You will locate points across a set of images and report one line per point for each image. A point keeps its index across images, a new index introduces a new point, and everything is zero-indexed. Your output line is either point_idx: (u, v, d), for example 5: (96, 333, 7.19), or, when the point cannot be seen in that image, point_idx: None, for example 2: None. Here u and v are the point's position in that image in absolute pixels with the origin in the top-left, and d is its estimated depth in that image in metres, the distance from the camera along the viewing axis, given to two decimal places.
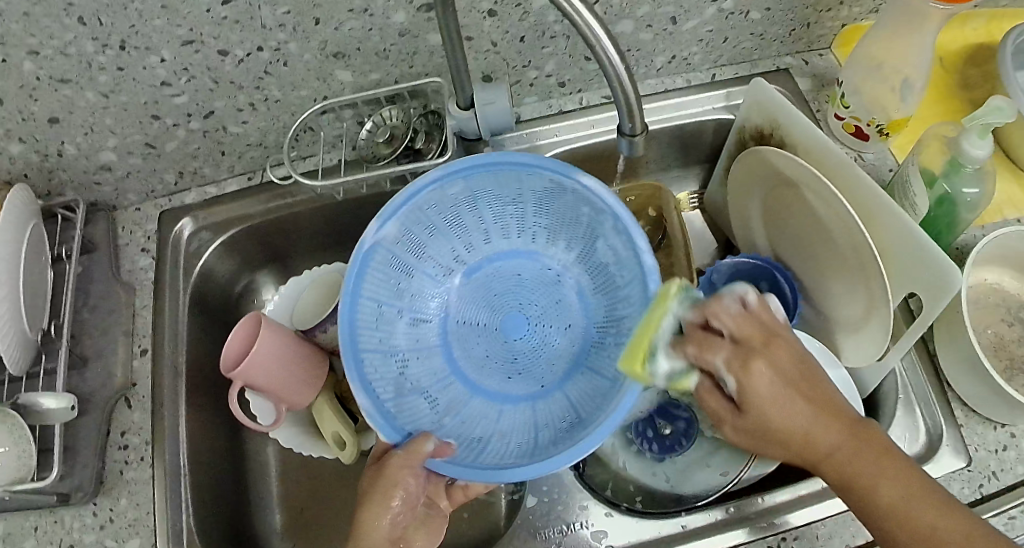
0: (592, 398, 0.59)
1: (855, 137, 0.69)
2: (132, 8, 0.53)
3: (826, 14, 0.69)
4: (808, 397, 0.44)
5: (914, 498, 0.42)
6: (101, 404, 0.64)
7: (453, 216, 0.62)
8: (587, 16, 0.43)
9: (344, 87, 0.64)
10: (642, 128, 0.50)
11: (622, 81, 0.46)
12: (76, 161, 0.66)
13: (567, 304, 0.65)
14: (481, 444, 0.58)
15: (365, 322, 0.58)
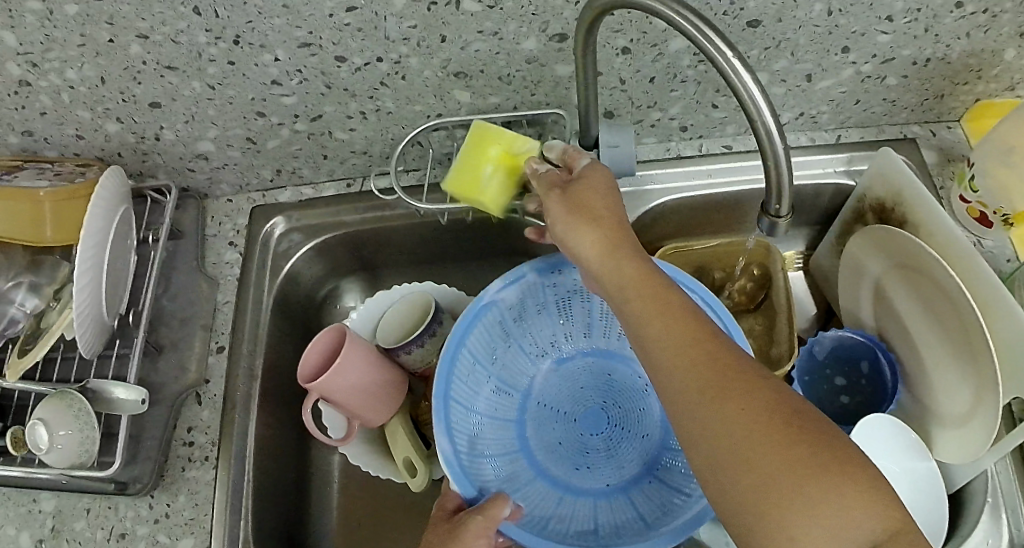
0: (658, 508, 0.61)
1: (979, 223, 0.66)
2: (252, 4, 0.52)
3: (962, 87, 0.66)
4: (671, 304, 0.42)
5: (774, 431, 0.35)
6: (171, 398, 0.63)
7: (563, 303, 0.67)
8: (755, 91, 0.42)
9: (461, 107, 0.62)
10: (788, 212, 0.46)
11: (781, 169, 0.44)
12: (173, 147, 0.65)
13: (641, 412, 0.67)
14: (537, 519, 0.60)
15: (463, 373, 0.63)
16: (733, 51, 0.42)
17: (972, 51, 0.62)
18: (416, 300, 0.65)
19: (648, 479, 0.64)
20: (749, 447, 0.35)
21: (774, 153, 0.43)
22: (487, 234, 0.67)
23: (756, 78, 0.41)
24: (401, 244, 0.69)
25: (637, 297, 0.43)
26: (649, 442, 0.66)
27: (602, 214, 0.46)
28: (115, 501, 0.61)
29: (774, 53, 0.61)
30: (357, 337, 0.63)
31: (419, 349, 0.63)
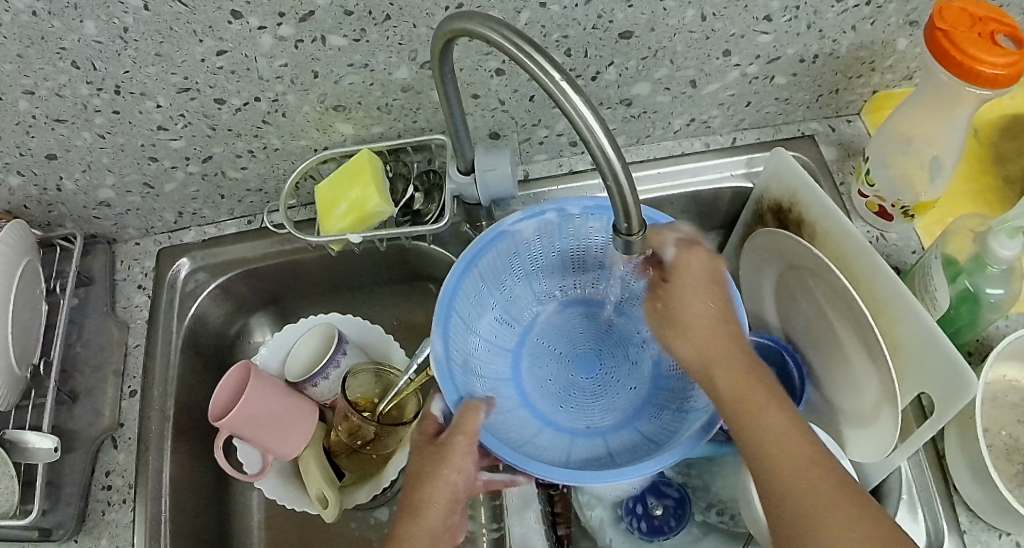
0: (633, 451, 0.59)
1: (879, 217, 0.65)
2: (126, 54, 0.53)
3: (857, 80, 0.66)
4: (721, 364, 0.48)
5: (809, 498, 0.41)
6: (87, 443, 0.63)
7: (583, 249, 0.66)
8: (587, 113, 0.39)
9: (346, 139, 0.63)
10: (641, 229, 0.44)
11: (622, 189, 0.41)
12: (75, 196, 0.66)
13: (641, 367, 0.66)
14: (515, 438, 0.58)
15: (468, 296, 0.61)
16: (562, 73, 0.39)
17: (859, 44, 0.61)
18: (322, 332, 0.67)
19: (631, 427, 0.62)
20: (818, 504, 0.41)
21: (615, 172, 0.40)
22: (388, 261, 0.69)
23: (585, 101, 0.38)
24: (312, 275, 0.70)
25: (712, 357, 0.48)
26: (642, 392, 0.64)
27: (688, 317, 0.50)
28: None
29: (652, 62, 0.60)
30: (265, 374, 0.64)
31: (325, 382, 0.65)
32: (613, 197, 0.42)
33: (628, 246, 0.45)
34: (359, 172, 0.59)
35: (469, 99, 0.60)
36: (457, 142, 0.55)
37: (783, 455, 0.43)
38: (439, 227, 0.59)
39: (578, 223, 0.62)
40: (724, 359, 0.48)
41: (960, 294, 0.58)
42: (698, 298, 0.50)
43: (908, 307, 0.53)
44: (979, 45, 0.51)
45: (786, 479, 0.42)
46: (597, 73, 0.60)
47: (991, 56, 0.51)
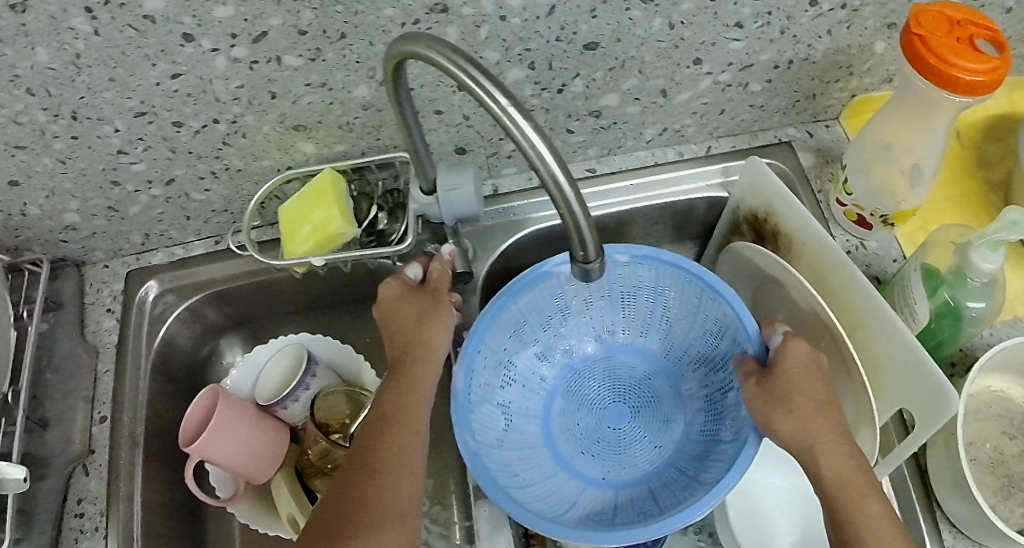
0: (637, 511, 0.60)
1: (859, 226, 0.64)
2: (80, 81, 0.52)
3: (835, 85, 0.64)
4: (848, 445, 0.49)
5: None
6: (59, 471, 0.62)
7: (631, 292, 0.66)
8: (536, 139, 0.37)
9: (309, 158, 0.62)
10: (599, 255, 0.43)
11: (576, 214, 0.40)
12: (40, 221, 0.65)
13: (674, 428, 0.65)
14: (524, 481, 0.60)
15: (498, 337, 0.63)
16: (508, 99, 0.37)
17: (836, 49, 0.59)
18: (291, 353, 0.66)
19: (644, 486, 0.62)
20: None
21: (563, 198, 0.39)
22: (358, 277, 0.68)
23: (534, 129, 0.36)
24: (284, 294, 0.70)
25: (811, 428, 0.50)
26: (665, 453, 0.64)
27: (801, 402, 0.51)
28: None
29: (620, 72, 0.58)
30: (234, 397, 0.62)
31: (295, 405, 0.64)
32: (568, 224, 0.41)
33: (586, 273, 0.44)
34: (321, 194, 0.58)
35: (432, 115, 0.58)
36: (419, 161, 0.53)
37: (865, 516, 0.46)
38: (403, 248, 0.58)
39: (631, 271, 0.63)
40: (822, 433, 0.49)
41: (941, 307, 0.55)
42: (806, 383, 0.51)
43: (887, 322, 0.51)
44: (956, 51, 0.49)
45: (872, 535, 0.46)
46: (563, 85, 0.58)
47: (969, 63, 0.49)
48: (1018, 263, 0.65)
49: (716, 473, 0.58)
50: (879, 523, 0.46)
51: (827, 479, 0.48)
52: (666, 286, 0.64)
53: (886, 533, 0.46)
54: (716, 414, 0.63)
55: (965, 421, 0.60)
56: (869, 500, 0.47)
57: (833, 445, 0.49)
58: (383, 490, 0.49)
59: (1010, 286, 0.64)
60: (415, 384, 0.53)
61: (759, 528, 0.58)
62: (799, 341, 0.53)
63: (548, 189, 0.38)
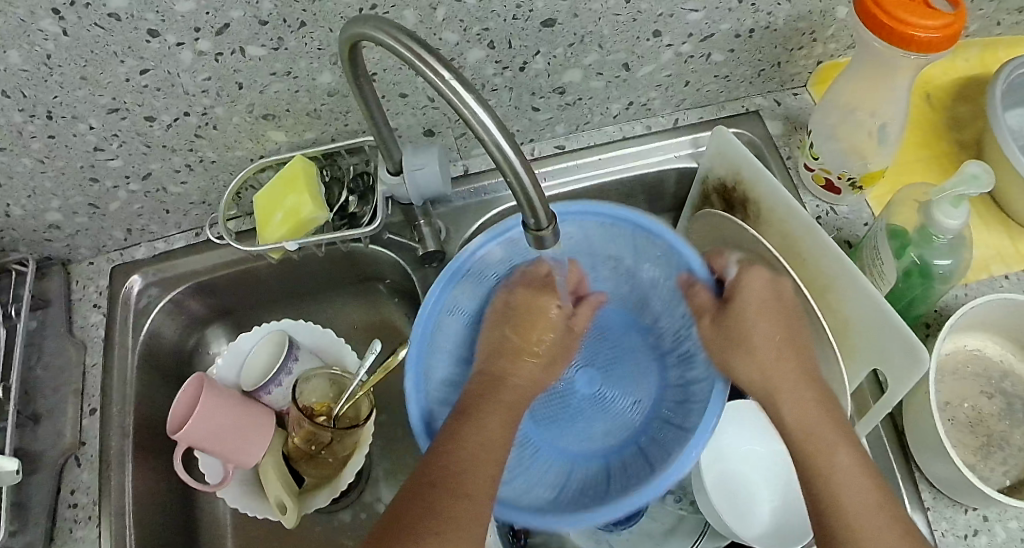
0: (629, 472, 0.59)
1: (827, 191, 0.64)
2: (52, 81, 0.53)
3: (798, 52, 0.64)
4: (805, 391, 0.52)
5: (876, 511, 0.46)
6: (50, 464, 0.64)
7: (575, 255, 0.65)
8: (480, 109, 0.36)
9: (280, 146, 0.63)
10: (551, 222, 0.42)
11: (526, 185, 0.38)
12: (24, 221, 0.66)
13: (646, 377, 0.66)
14: (513, 470, 0.59)
15: (442, 327, 0.61)
16: (450, 71, 0.36)
17: (797, 15, 0.59)
18: (275, 339, 0.67)
19: (634, 445, 0.62)
20: (851, 507, 0.46)
21: (508, 164, 0.37)
22: (339, 263, 0.70)
23: (475, 98, 0.35)
24: (267, 283, 0.72)
25: (768, 373, 0.54)
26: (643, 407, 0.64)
27: (757, 343, 0.54)
28: None
29: (579, 48, 0.58)
30: (219, 384, 0.63)
31: (279, 389, 0.65)
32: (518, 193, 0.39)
33: (545, 241, 0.43)
34: (292, 177, 0.60)
35: (398, 98, 0.59)
36: (384, 145, 0.55)
37: (837, 475, 0.47)
38: (373, 230, 0.59)
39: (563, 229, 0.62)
40: (779, 379, 0.53)
41: (907, 264, 0.56)
42: (762, 323, 0.54)
43: (854, 283, 0.52)
44: (908, 9, 0.48)
45: (853, 493, 0.46)
46: (524, 63, 0.59)
47: (922, 20, 0.48)
48: (988, 221, 0.65)
49: (696, 415, 0.57)
50: (861, 480, 0.47)
51: (789, 424, 0.51)
52: (600, 241, 0.63)
53: (859, 480, 0.47)
54: (685, 353, 0.63)
55: (941, 381, 0.60)
56: (841, 447, 0.48)
57: (796, 382, 0.52)
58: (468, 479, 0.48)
59: (984, 246, 0.64)
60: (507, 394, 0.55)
61: (735, 495, 0.58)
62: (755, 271, 0.56)
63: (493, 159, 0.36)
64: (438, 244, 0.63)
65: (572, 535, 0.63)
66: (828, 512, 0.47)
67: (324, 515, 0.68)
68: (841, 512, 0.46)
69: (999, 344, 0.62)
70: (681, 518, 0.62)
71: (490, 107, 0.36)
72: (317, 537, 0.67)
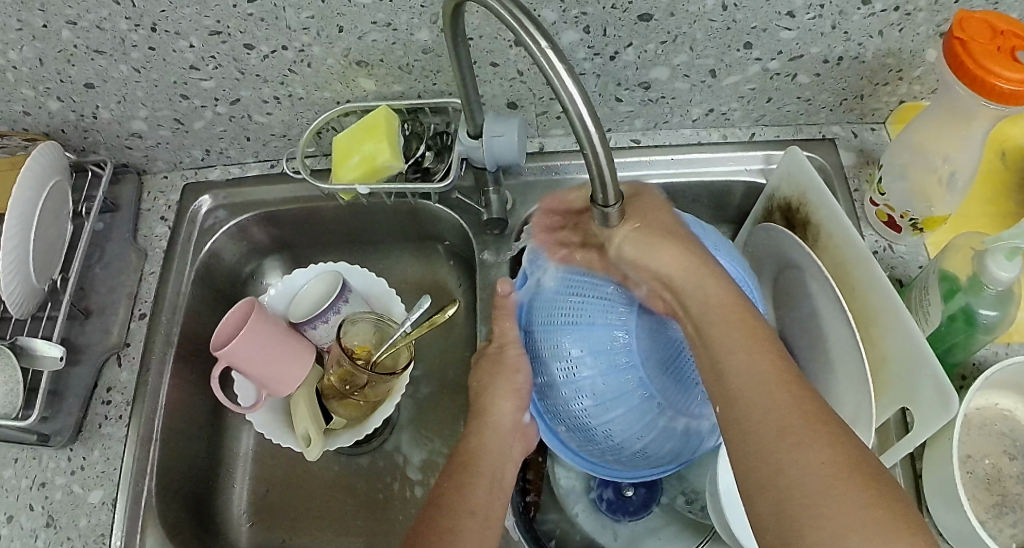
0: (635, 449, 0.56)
1: (888, 227, 0.65)
2: None
3: (883, 88, 0.65)
4: (729, 308, 0.46)
5: (798, 448, 0.38)
6: (94, 359, 0.66)
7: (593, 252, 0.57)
8: (571, 84, 0.38)
9: (367, 95, 0.65)
10: (618, 200, 0.43)
11: (600, 161, 0.40)
12: (109, 125, 0.69)
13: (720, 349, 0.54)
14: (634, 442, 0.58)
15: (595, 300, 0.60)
16: (547, 41, 0.38)
17: (888, 51, 0.60)
18: (327, 279, 0.69)
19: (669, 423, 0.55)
20: (784, 449, 0.39)
21: (585, 135, 0.38)
22: (402, 217, 0.72)
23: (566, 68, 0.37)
24: (328, 224, 0.74)
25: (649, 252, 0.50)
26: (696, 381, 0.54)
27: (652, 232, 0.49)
28: (40, 451, 0.63)
29: (671, 47, 0.59)
30: (268, 312, 0.65)
31: (323, 325, 0.67)
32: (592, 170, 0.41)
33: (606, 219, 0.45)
34: (374, 126, 0.61)
35: (488, 66, 0.60)
36: (469, 108, 0.56)
37: (757, 421, 0.40)
38: (444, 186, 0.61)
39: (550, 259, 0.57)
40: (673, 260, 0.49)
41: (952, 308, 0.56)
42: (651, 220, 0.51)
43: (898, 317, 0.52)
44: (994, 59, 0.49)
45: (792, 414, 0.40)
46: (615, 53, 0.60)
47: (1006, 71, 0.49)
48: None
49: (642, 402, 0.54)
50: (801, 407, 0.40)
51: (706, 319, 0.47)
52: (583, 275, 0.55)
53: (773, 410, 0.40)
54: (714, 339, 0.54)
55: (968, 434, 0.61)
56: (760, 362, 0.43)
57: (700, 289, 0.48)
58: (467, 513, 0.49)
59: None
60: (487, 445, 0.55)
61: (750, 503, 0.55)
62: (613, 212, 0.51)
63: (573, 127, 0.38)
64: (502, 212, 0.65)
65: (579, 515, 0.64)
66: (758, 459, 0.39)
67: (345, 456, 0.70)
68: (768, 433, 0.39)
69: None
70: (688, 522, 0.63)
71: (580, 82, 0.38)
72: (330, 474, 0.69)
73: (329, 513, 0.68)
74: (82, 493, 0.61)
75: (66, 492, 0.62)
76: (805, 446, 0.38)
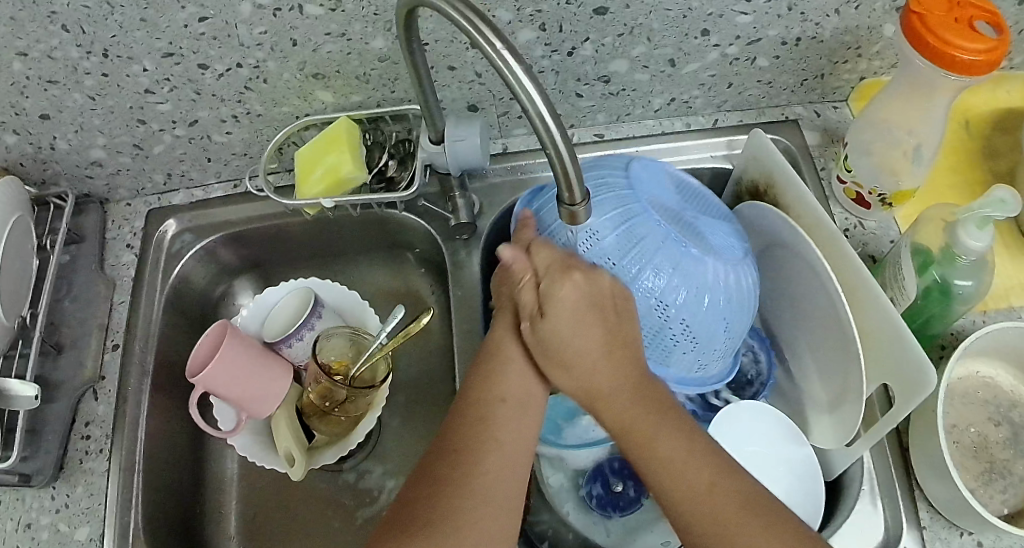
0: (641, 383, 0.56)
1: (857, 204, 0.65)
2: (113, 19, 0.54)
3: (842, 66, 0.65)
4: (636, 393, 0.47)
5: (738, 542, 0.41)
6: (69, 394, 0.65)
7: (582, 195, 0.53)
8: (528, 84, 0.39)
9: (327, 107, 0.64)
10: (586, 198, 0.45)
11: (563, 156, 0.41)
12: (68, 155, 0.68)
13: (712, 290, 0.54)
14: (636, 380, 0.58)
15: None
16: (503, 42, 0.39)
17: (843, 29, 0.60)
18: (299, 296, 0.68)
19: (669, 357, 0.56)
20: (730, 544, 0.41)
21: (548, 133, 0.39)
22: (372, 228, 0.71)
23: (523, 67, 0.38)
24: (298, 239, 0.73)
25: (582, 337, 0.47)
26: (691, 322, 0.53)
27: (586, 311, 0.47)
28: (21, 492, 0.62)
29: (628, 39, 0.59)
30: (241, 334, 0.64)
31: (299, 343, 0.66)
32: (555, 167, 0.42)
33: (573, 218, 0.46)
34: (336, 138, 0.61)
35: (446, 70, 0.60)
36: (429, 113, 0.56)
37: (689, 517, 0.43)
38: (409, 194, 0.60)
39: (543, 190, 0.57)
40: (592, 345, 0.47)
41: (927, 281, 0.57)
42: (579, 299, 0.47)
43: (872, 293, 0.53)
44: (955, 31, 0.49)
45: (719, 501, 0.43)
46: (572, 49, 0.60)
47: (967, 42, 0.49)
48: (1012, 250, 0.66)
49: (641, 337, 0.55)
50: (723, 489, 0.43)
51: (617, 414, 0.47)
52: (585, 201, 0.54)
53: (703, 504, 0.43)
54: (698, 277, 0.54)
55: (951, 404, 0.61)
56: (681, 448, 0.44)
57: (609, 378, 0.47)
58: (484, 466, 0.45)
59: (1005, 278, 0.65)
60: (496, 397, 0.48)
61: None
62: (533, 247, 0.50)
63: (535, 128, 0.39)
64: (470, 216, 0.64)
65: (570, 516, 0.63)
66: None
67: (332, 472, 0.69)
68: (708, 530, 0.42)
69: (1011, 374, 0.62)
70: None
71: (538, 83, 0.39)
72: (318, 492, 0.69)
73: (321, 531, 0.67)
74: (66, 531, 0.60)
75: (51, 532, 0.61)
76: (741, 534, 0.41)
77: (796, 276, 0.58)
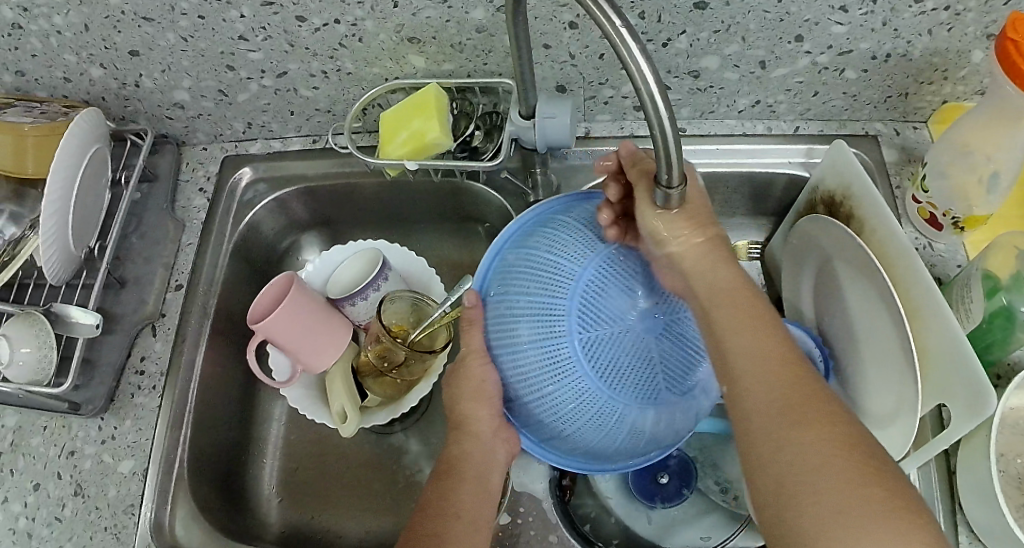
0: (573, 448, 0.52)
1: (929, 225, 0.66)
2: None
3: (928, 87, 0.66)
4: (748, 304, 0.46)
5: (825, 453, 0.39)
6: (128, 328, 0.66)
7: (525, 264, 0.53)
8: (642, 60, 0.37)
9: (417, 72, 0.65)
10: (683, 180, 0.43)
11: (669, 135, 0.39)
12: (152, 94, 0.69)
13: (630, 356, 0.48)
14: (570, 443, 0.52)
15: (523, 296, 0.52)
16: (622, 19, 0.37)
17: (935, 50, 0.61)
18: (366, 257, 0.69)
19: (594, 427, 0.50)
20: (815, 453, 0.39)
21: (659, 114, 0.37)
22: (442, 198, 0.72)
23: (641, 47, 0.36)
24: (367, 202, 0.74)
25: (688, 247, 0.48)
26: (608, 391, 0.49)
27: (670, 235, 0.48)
28: (69, 420, 0.63)
29: (722, 37, 0.60)
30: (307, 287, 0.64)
31: (362, 303, 0.67)
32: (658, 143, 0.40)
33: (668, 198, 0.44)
34: (423, 103, 0.61)
35: (541, 48, 0.60)
36: (525, 88, 0.56)
37: (775, 420, 0.41)
38: (493, 165, 0.61)
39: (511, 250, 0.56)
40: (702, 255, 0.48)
41: (994, 306, 0.57)
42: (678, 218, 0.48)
43: (938, 311, 0.52)
44: None
45: (787, 402, 0.41)
46: (668, 40, 0.60)
47: None
48: None
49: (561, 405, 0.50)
50: (799, 396, 0.41)
51: (720, 287, 0.47)
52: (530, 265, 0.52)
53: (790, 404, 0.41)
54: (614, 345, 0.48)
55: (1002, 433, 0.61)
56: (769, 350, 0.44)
57: (712, 274, 0.47)
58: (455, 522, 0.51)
59: None
60: (467, 452, 0.55)
61: None
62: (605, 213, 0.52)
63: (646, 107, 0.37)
64: None
65: (611, 500, 0.64)
66: (779, 462, 0.40)
67: (374, 435, 0.70)
68: (780, 423, 0.41)
69: None
70: (722, 512, 0.63)
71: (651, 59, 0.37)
72: (358, 454, 0.69)
73: (357, 492, 0.67)
74: (112, 462, 0.61)
75: (96, 461, 0.61)
76: (810, 441, 0.39)
77: (864, 287, 0.59)
